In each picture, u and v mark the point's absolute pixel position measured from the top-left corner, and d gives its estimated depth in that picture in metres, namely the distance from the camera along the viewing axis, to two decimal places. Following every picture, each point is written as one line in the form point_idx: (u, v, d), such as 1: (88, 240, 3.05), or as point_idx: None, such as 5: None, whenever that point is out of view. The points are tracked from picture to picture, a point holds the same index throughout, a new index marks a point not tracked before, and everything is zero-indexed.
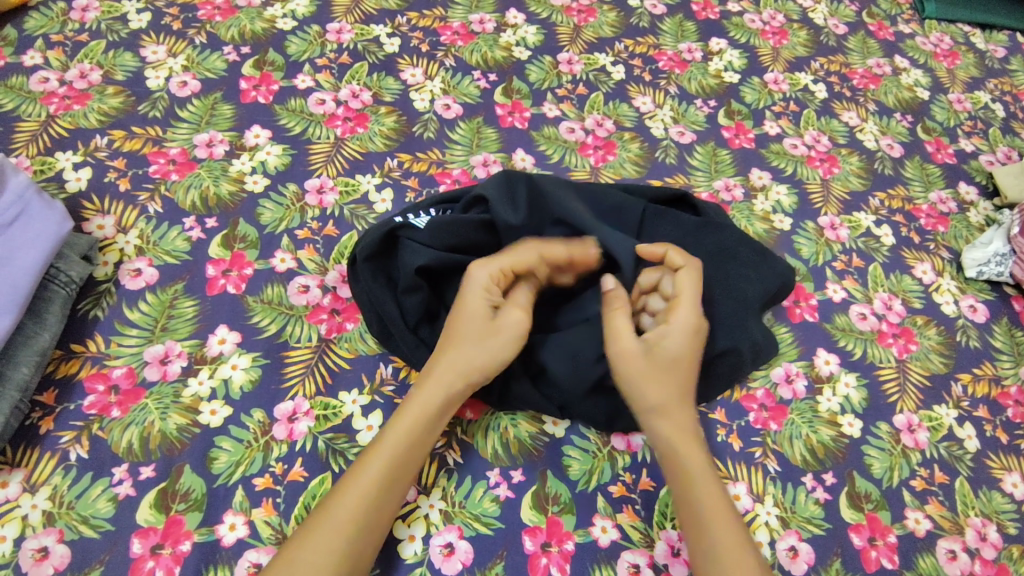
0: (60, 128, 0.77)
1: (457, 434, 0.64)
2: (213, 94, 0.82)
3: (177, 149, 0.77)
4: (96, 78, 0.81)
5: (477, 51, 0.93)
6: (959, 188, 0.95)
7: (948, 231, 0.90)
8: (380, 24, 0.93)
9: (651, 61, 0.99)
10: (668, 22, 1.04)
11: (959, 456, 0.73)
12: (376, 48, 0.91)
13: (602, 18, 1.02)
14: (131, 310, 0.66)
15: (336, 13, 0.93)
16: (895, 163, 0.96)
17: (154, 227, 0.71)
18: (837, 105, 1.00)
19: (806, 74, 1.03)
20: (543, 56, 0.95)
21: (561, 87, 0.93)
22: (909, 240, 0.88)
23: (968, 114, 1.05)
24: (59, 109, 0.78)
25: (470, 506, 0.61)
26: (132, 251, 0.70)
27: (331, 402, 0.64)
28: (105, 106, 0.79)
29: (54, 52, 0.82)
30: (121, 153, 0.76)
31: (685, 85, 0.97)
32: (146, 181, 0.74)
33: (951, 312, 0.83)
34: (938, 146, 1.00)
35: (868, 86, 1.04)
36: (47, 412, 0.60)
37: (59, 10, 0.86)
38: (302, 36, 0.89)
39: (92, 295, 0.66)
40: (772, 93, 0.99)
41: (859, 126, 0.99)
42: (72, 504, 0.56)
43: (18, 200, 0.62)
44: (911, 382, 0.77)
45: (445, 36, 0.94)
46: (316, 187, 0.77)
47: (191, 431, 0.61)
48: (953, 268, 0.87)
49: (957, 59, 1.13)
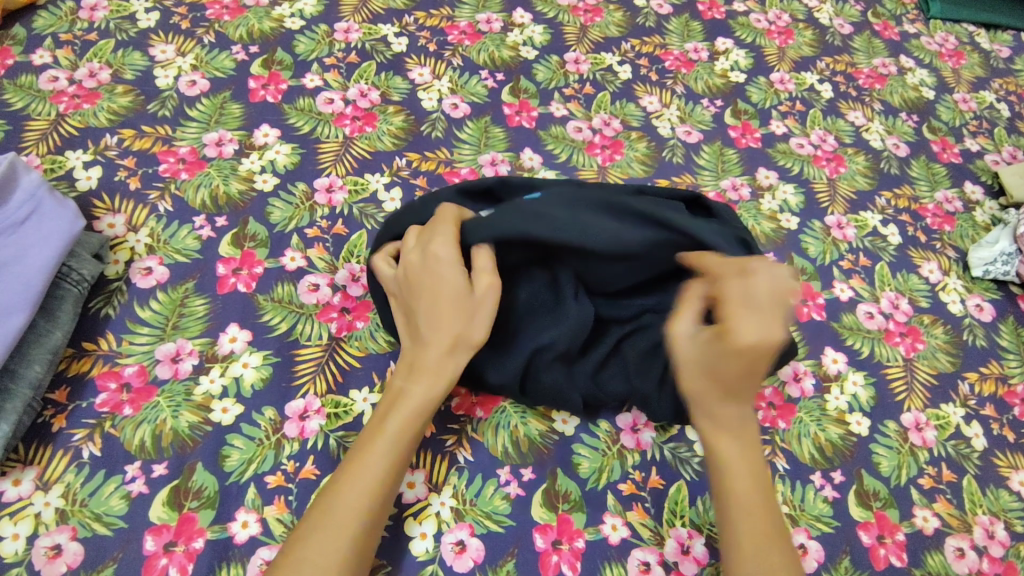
0: (70, 127, 0.77)
1: (468, 432, 0.64)
2: (222, 93, 0.82)
3: (187, 148, 0.77)
4: (105, 77, 0.81)
5: (485, 50, 0.94)
6: (964, 187, 0.96)
7: (954, 230, 0.91)
8: (388, 24, 0.93)
9: (658, 60, 0.99)
10: (675, 21, 1.05)
11: (966, 454, 0.73)
12: (384, 47, 0.91)
13: (609, 17, 1.02)
14: (142, 309, 0.66)
15: (344, 12, 0.93)
16: (902, 163, 0.96)
17: (165, 225, 0.72)
18: (843, 105, 1.01)
19: (812, 74, 1.03)
20: (550, 55, 0.96)
21: (569, 86, 0.93)
22: (916, 239, 0.88)
23: (974, 113, 1.05)
24: (69, 108, 0.78)
25: (481, 503, 0.61)
26: (142, 250, 0.70)
27: (342, 400, 0.64)
28: (115, 105, 0.79)
29: (63, 51, 0.83)
30: (131, 152, 0.76)
31: (691, 85, 0.98)
32: (156, 180, 0.74)
33: (958, 311, 0.83)
34: (944, 146, 1.00)
35: (873, 85, 1.04)
36: (60, 410, 0.60)
37: (68, 9, 0.86)
38: (310, 36, 0.90)
39: (103, 293, 0.67)
40: (779, 92, 1.00)
41: (865, 125, 0.99)
42: (85, 502, 0.57)
43: (31, 198, 0.62)
44: (918, 381, 0.77)
45: (452, 36, 0.94)
46: (325, 186, 0.77)
47: (203, 429, 0.61)
48: (960, 267, 0.87)
49: (962, 59, 1.13)
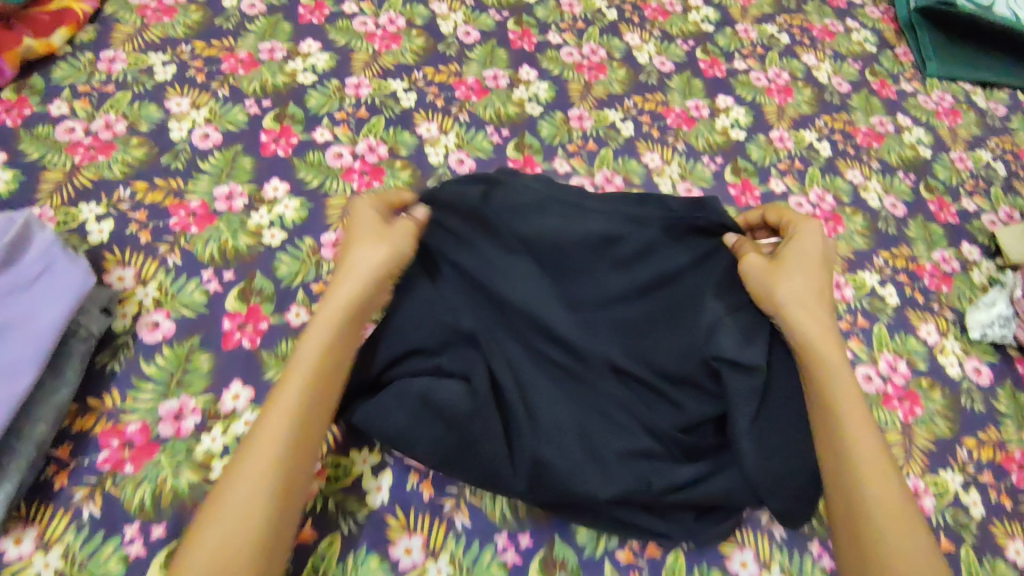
0: (85, 179, 0.78)
1: (466, 497, 0.64)
2: (234, 146, 0.84)
3: (198, 201, 0.79)
4: (121, 129, 0.83)
5: (491, 107, 0.96)
6: (961, 248, 0.97)
7: (952, 291, 0.92)
8: (397, 79, 0.96)
9: (660, 118, 1.02)
10: (676, 79, 1.08)
11: (964, 523, 0.73)
12: (393, 103, 0.93)
13: (612, 74, 1.05)
14: (148, 364, 0.67)
15: (355, 68, 0.96)
16: (899, 223, 0.98)
17: (173, 279, 0.73)
18: (841, 163, 1.03)
19: (811, 132, 1.06)
20: (554, 112, 0.98)
21: (572, 143, 0.95)
22: (914, 300, 0.89)
23: (970, 173, 1.07)
24: (84, 160, 0.80)
25: (477, 570, 0.61)
26: (150, 304, 0.71)
27: (343, 461, 0.64)
28: (129, 157, 0.81)
29: (81, 103, 0.85)
30: (143, 205, 0.77)
31: (692, 142, 1.00)
32: (166, 233, 0.75)
33: (956, 374, 0.84)
34: (941, 205, 1.02)
35: (871, 144, 1.07)
36: (63, 467, 0.61)
37: (87, 60, 0.89)
38: (321, 90, 0.92)
39: (109, 348, 0.68)
40: (778, 150, 1.02)
41: (863, 184, 1.01)
42: (83, 563, 0.57)
43: (43, 256, 0.63)
44: (916, 447, 0.77)
45: (460, 91, 0.97)
46: (332, 242, 0.79)
47: (203, 489, 0.61)
48: (957, 329, 0.88)
49: (958, 118, 1.15)
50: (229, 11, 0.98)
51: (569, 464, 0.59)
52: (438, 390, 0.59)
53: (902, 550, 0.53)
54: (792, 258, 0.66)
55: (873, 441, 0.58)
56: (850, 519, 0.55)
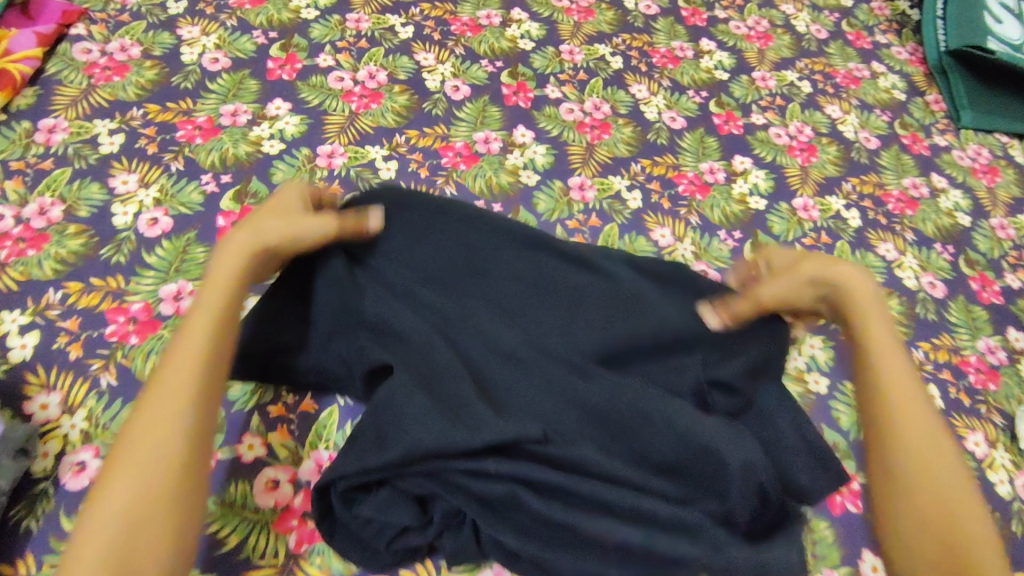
0: (10, 279, 0.68)
1: None
2: (187, 234, 0.74)
3: (140, 304, 0.68)
4: (56, 215, 0.73)
5: (481, 176, 0.86)
6: (1008, 334, 0.87)
7: (999, 389, 0.82)
8: (376, 146, 0.85)
9: (670, 184, 0.91)
10: (688, 137, 0.97)
11: None
12: (371, 174, 0.83)
13: (617, 134, 0.95)
14: (70, 520, 0.57)
15: (329, 133, 0.85)
16: (938, 306, 0.88)
17: (106, 405, 0.63)
18: (872, 235, 0.92)
19: (838, 198, 0.95)
20: (553, 181, 0.88)
21: (573, 217, 0.85)
22: (958, 402, 0.80)
23: (1013, 242, 0.97)
24: (11, 254, 0.70)
25: None
26: (77, 438, 0.61)
27: None
28: (64, 250, 0.71)
29: (12, 183, 0.74)
30: (76, 311, 0.67)
31: (707, 213, 0.89)
32: (100, 346, 0.65)
33: (1008, 494, 0.74)
34: (983, 283, 0.92)
35: (904, 211, 0.96)
36: None
37: (23, 131, 0.78)
38: (289, 162, 0.82)
39: (25, 498, 0.57)
40: (802, 221, 0.91)
41: (896, 260, 0.91)
42: None
43: None
44: None
45: (447, 158, 0.86)
46: None
47: None
48: (1007, 436, 0.78)
49: (996, 176, 1.05)
50: (189, 67, 0.88)
51: (512, 438, 0.54)
52: (420, 403, 0.55)
53: (926, 525, 0.51)
54: (780, 262, 0.67)
55: (921, 407, 0.55)
56: (889, 487, 0.53)
